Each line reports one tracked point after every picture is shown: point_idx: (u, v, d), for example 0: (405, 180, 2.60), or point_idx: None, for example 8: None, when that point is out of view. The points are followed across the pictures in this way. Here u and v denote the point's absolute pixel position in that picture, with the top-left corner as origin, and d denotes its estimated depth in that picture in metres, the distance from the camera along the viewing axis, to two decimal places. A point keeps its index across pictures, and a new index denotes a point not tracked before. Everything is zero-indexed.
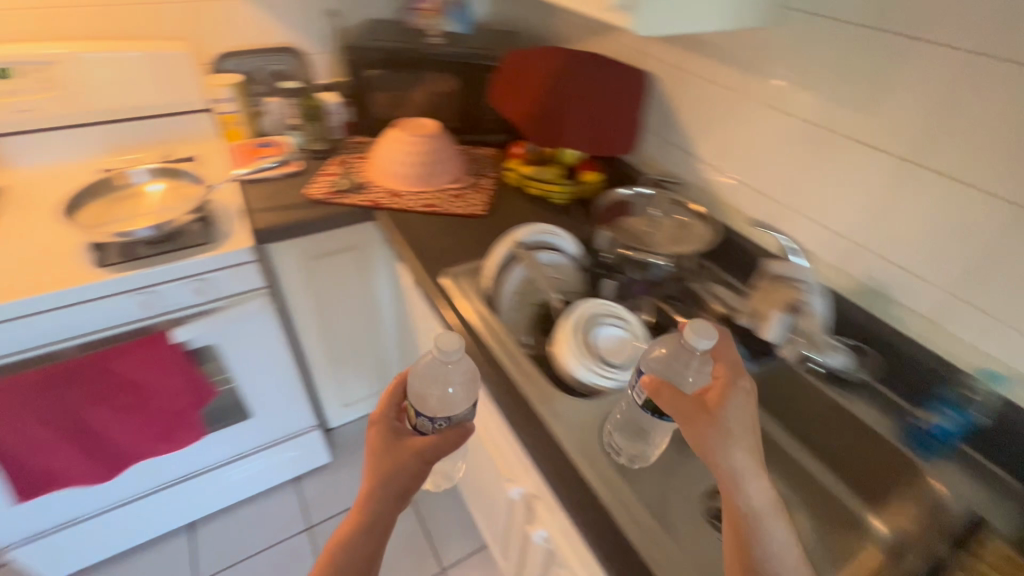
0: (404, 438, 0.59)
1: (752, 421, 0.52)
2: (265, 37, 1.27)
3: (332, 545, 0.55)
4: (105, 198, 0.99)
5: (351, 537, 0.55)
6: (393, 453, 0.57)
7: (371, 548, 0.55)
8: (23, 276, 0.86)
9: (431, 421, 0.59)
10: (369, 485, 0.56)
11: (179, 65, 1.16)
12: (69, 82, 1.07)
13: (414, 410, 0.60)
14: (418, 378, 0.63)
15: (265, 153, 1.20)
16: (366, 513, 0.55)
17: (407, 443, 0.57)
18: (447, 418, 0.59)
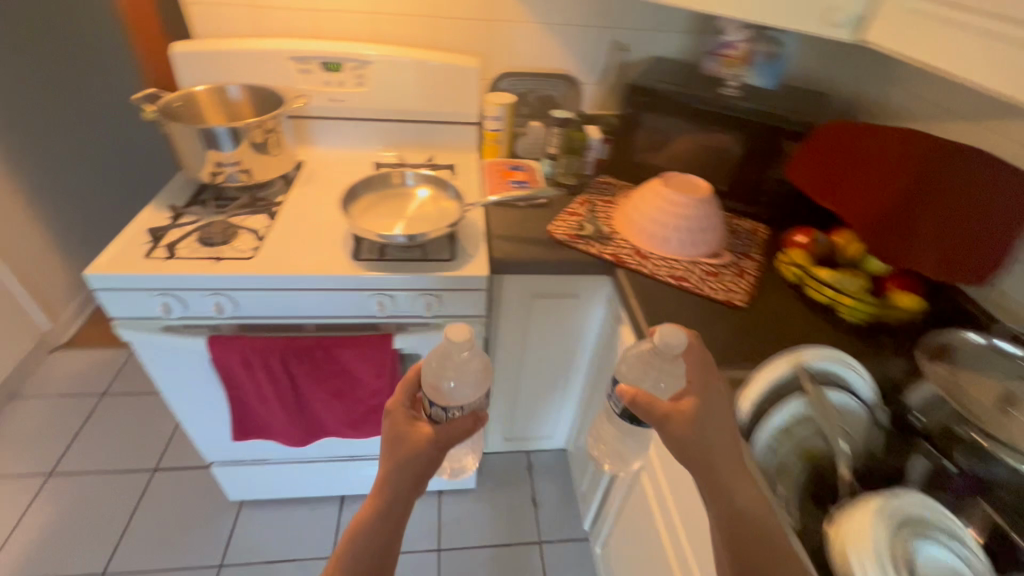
0: (414, 432, 0.59)
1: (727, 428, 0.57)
2: (547, 62, 1.26)
3: (348, 535, 0.57)
4: (378, 195, 1.03)
5: (370, 529, 0.56)
6: (402, 446, 0.58)
7: (389, 537, 0.57)
8: (299, 252, 0.94)
9: (444, 411, 0.60)
10: (388, 477, 0.58)
11: (466, 79, 1.19)
12: (376, 81, 1.16)
13: (427, 399, 0.61)
14: (428, 371, 0.63)
15: (517, 177, 1.18)
16: (377, 508, 0.57)
17: (410, 423, 0.59)
18: (459, 407, 0.60)
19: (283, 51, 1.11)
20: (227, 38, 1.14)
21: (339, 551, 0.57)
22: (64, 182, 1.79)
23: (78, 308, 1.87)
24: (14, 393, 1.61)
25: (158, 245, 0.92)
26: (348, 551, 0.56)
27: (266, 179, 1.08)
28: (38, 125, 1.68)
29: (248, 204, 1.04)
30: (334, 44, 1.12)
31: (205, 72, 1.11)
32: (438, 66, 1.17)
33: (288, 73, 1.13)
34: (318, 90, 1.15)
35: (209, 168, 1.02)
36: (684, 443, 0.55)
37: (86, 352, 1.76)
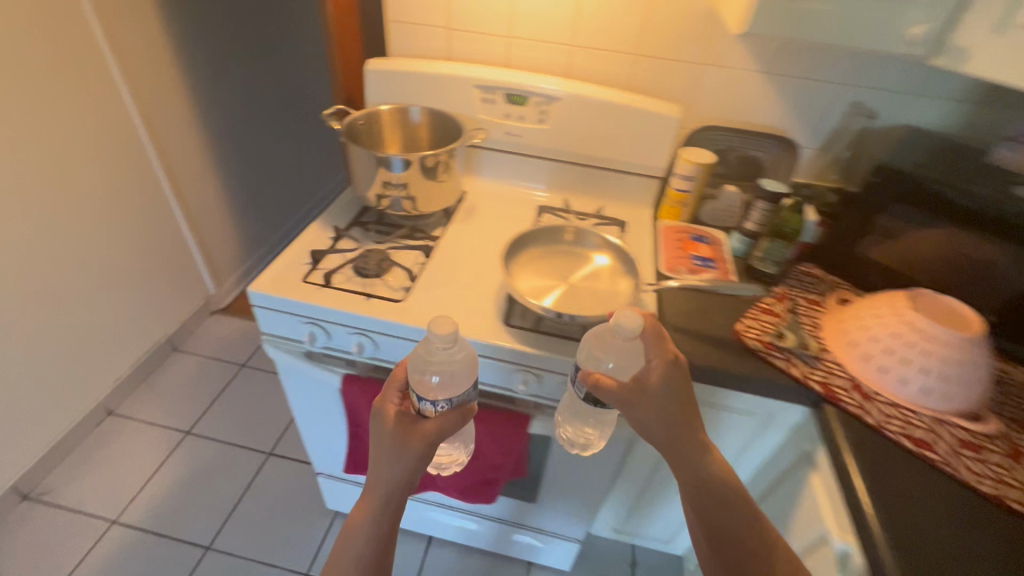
0: (401, 420, 0.62)
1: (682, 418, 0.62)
2: (759, 119, 1.07)
3: (348, 526, 0.62)
4: (542, 251, 0.91)
5: (371, 525, 0.61)
6: (388, 442, 0.61)
7: (388, 526, 0.62)
8: (450, 301, 0.86)
9: (434, 406, 0.61)
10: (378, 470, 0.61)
11: (660, 130, 1.04)
12: (561, 119, 1.05)
13: (416, 395, 0.62)
14: (413, 366, 0.64)
15: (701, 250, 0.99)
16: (371, 501, 0.62)
17: (397, 406, 0.63)
18: (448, 401, 0.61)
19: (470, 79, 1.05)
20: (418, 59, 1.12)
21: (343, 539, 0.62)
22: (248, 164, 1.96)
23: (239, 277, 2.03)
24: (174, 348, 1.77)
25: (317, 269, 0.90)
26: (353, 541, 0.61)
27: (429, 210, 1.02)
28: (240, 112, 1.87)
29: (408, 235, 0.99)
30: (523, 76, 1.04)
31: (391, 92, 1.09)
32: (634, 110, 1.02)
33: (470, 101, 1.07)
34: (497, 121, 1.07)
35: (375, 190, 0.98)
36: (647, 421, 0.63)
37: (236, 320, 1.91)
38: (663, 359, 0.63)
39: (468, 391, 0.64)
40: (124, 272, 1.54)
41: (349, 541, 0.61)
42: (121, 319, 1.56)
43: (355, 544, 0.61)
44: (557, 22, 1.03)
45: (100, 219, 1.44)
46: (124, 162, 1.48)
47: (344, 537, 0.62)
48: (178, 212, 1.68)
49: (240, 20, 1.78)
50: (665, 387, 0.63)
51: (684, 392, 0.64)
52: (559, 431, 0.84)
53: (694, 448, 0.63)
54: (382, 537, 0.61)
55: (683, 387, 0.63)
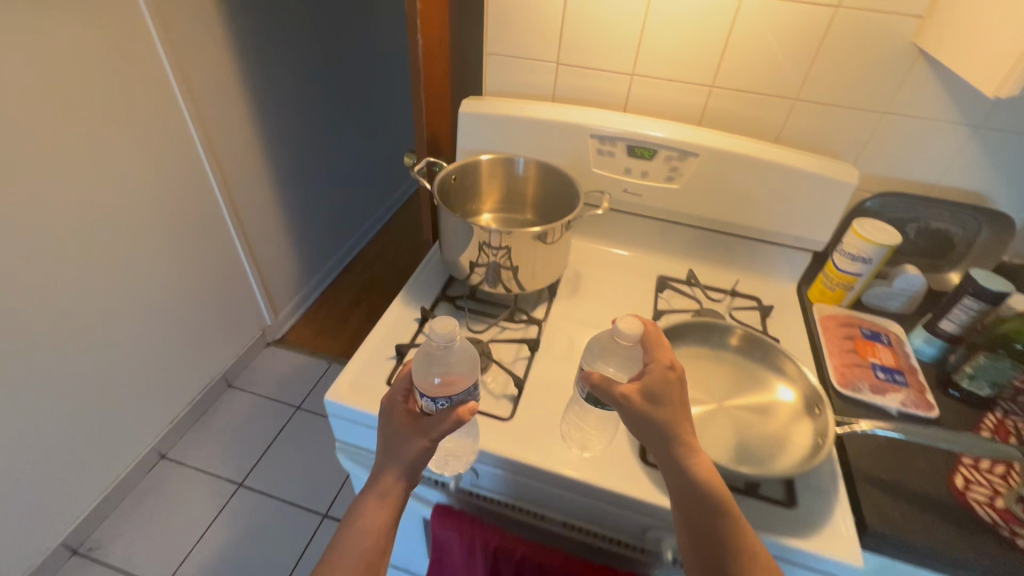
0: (401, 419, 0.57)
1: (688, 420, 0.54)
2: (949, 183, 0.85)
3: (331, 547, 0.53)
4: (683, 357, 0.72)
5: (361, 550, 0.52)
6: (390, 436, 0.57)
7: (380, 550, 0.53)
8: (568, 420, 0.69)
9: (434, 402, 0.56)
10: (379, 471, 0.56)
11: (827, 199, 0.82)
12: (698, 179, 0.85)
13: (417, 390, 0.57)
14: (419, 364, 0.61)
15: (879, 353, 0.77)
16: (356, 512, 0.54)
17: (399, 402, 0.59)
18: (448, 398, 0.56)
19: (586, 128, 0.86)
20: (519, 99, 0.95)
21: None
22: (310, 189, 1.85)
23: (295, 307, 1.92)
24: (228, 385, 1.68)
25: (403, 366, 0.74)
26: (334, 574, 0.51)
27: (534, 288, 0.84)
28: (306, 134, 1.76)
29: (508, 318, 0.82)
30: (653, 125, 0.85)
31: (487, 139, 0.92)
32: (799, 173, 0.81)
33: (584, 154, 0.89)
34: (615, 177, 0.89)
35: (470, 262, 0.82)
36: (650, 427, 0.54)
37: (292, 354, 1.81)
38: (663, 366, 0.56)
39: (467, 390, 0.58)
40: (184, 311, 1.44)
41: (326, 573, 0.51)
42: (177, 360, 1.46)
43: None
44: (699, 60, 0.85)
45: (164, 258, 1.33)
46: (190, 196, 1.37)
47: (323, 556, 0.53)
48: (239, 245, 1.58)
49: (309, 38, 1.67)
50: (661, 391, 0.55)
51: (679, 399, 0.56)
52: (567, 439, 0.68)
53: (677, 457, 0.53)
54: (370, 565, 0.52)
55: (679, 393, 0.56)
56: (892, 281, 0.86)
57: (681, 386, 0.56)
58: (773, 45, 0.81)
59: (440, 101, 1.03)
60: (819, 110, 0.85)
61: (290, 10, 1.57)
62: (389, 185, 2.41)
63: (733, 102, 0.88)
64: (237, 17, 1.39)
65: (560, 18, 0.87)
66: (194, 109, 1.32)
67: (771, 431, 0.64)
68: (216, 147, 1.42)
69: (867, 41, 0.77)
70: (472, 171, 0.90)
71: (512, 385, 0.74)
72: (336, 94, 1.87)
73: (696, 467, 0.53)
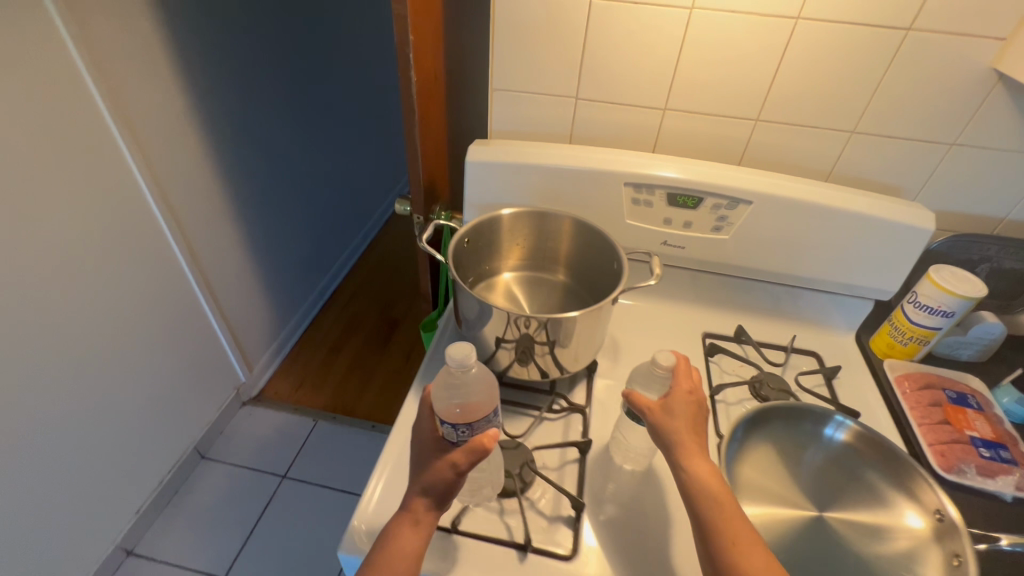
0: (426, 445, 0.56)
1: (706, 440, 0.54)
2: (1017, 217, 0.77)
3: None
4: (768, 455, 0.61)
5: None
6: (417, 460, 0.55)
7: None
8: (641, 548, 0.57)
9: (457, 428, 0.54)
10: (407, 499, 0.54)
11: (890, 243, 0.74)
12: (749, 229, 0.76)
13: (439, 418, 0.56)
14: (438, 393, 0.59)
15: (974, 422, 0.68)
16: (386, 542, 0.52)
17: (422, 428, 0.57)
18: (469, 425, 0.54)
19: (620, 176, 0.75)
20: (533, 142, 0.83)
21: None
22: (281, 228, 1.67)
23: (271, 357, 1.72)
24: (201, 457, 1.48)
25: None
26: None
27: (573, 370, 0.71)
28: (275, 168, 1.58)
29: (546, 411, 0.69)
30: (696, 169, 0.74)
31: (502, 191, 0.79)
32: (866, 217, 0.72)
33: (616, 204, 0.77)
34: (653, 229, 0.78)
35: (496, 342, 0.69)
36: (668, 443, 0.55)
37: (271, 413, 1.62)
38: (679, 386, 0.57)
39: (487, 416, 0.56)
40: (149, 385, 1.24)
41: None
42: (141, 441, 1.26)
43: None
44: (744, 93, 0.74)
45: (123, 329, 1.14)
46: (152, 255, 1.18)
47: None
48: (207, 302, 1.38)
49: (278, 65, 1.50)
50: (674, 408, 0.55)
51: (693, 415, 0.56)
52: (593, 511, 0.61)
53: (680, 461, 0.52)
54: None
55: (693, 410, 0.56)
56: (966, 330, 0.77)
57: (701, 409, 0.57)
58: (830, 75, 0.70)
59: (434, 144, 0.90)
60: (878, 144, 0.75)
61: (260, 36, 1.40)
62: (365, 213, 2.24)
63: (781, 138, 0.77)
64: (201, 48, 1.22)
65: (579, 49, 0.75)
66: (153, 156, 1.14)
67: (893, 552, 0.53)
68: (180, 197, 1.23)
69: (940, 69, 0.67)
70: (496, 229, 0.77)
71: (567, 503, 0.61)
72: (308, 123, 1.70)
73: (698, 474, 0.51)
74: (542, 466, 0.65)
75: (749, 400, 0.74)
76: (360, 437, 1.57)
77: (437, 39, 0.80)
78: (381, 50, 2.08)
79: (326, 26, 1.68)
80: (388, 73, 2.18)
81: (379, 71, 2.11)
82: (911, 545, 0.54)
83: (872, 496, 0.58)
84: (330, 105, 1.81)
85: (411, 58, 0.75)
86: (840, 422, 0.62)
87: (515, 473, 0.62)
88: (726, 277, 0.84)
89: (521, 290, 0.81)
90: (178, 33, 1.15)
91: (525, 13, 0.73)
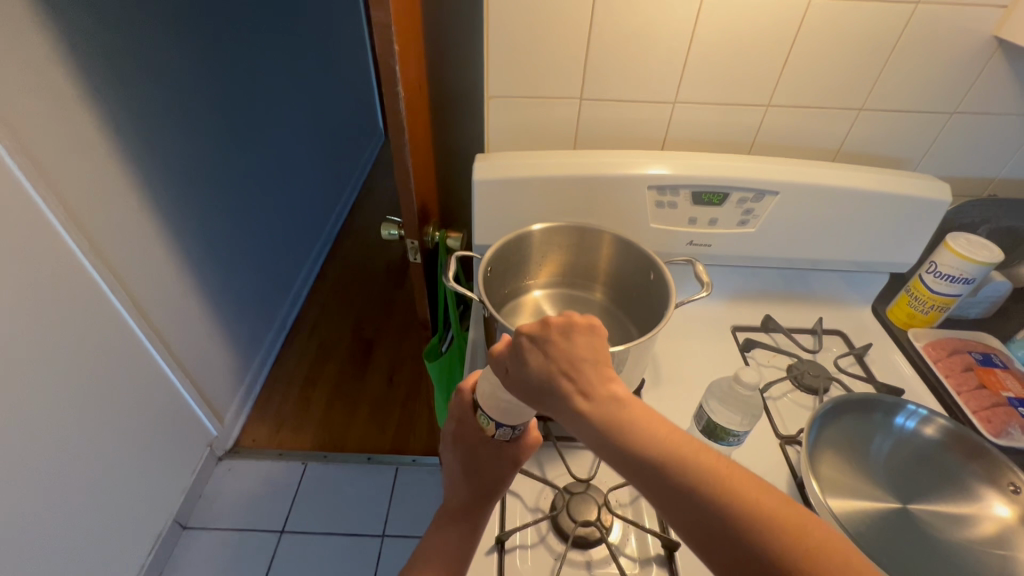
0: (478, 440, 0.53)
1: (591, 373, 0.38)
2: (1005, 176, 0.81)
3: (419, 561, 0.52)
4: (846, 452, 0.60)
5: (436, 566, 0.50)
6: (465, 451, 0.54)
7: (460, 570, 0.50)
8: None
9: (513, 429, 0.49)
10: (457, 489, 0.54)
11: (912, 217, 0.74)
12: (775, 219, 0.74)
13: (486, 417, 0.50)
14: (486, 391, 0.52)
15: (1006, 382, 0.70)
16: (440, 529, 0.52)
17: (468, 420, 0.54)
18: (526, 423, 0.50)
19: (642, 179, 0.71)
20: (539, 151, 0.76)
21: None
22: (233, 261, 1.50)
23: (241, 403, 1.56)
24: (181, 528, 1.31)
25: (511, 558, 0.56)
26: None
27: None
28: (217, 194, 1.41)
29: None
30: (719, 166, 0.71)
31: (516, 207, 0.73)
32: (890, 194, 0.72)
33: (639, 209, 0.73)
34: (678, 231, 0.75)
35: None
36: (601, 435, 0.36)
37: (251, 463, 1.46)
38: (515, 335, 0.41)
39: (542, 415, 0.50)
40: (107, 464, 1.08)
41: None
42: (107, 528, 1.10)
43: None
44: (756, 80, 0.72)
45: (67, 408, 0.97)
46: (91, 316, 1.01)
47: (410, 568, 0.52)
48: (162, 357, 1.21)
49: (210, 82, 1.33)
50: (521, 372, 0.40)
51: (546, 361, 0.39)
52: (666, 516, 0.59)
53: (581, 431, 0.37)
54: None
55: (546, 353, 0.39)
56: (977, 291, 0.79)
57: (574, 335, 0.39)
58: (842, 54, 0.69)
59: (423, 161, 0.81)
60: (885, 119, 0.75)
61: (185, 49, 1.23)
62: (316, 229, 2.08)
63: (793, 121, 0.75)
64: (118, 69, 1.04)
65: (583, 48, 0.69)
66: (76, 202, 0.96)
67: (983, 536, 0.54)
68: (114, 243, 1.06)
69: (947, 41, 0.67)
70: (527, 248, 0.72)
71: (652, 541, 0.57)
72: (248, 142, 1.53)
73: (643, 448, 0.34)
74: (617, 504, 0.60)
75: (792, 391, 0.72)
76: (356, 473, 1.44)
77: (419, 44, 0.71)
78: (315, 53, 1.91)
79: (255, 32, 1.51)
80: (324, 77, 2.02)
81: (315, 76, 1.94)
82: (999, 527, 0.55)
83: (952, 484, 0.58)
84: (268, 119, 1.64)
85: (397, 73, 0.65)
86: (912, 410, 0.62)
87: (596, 521, 0.57)
88: (747, 267, 0.82)
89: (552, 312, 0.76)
90: (90, 54, 0.97)
91: (524, 10, 0.66)
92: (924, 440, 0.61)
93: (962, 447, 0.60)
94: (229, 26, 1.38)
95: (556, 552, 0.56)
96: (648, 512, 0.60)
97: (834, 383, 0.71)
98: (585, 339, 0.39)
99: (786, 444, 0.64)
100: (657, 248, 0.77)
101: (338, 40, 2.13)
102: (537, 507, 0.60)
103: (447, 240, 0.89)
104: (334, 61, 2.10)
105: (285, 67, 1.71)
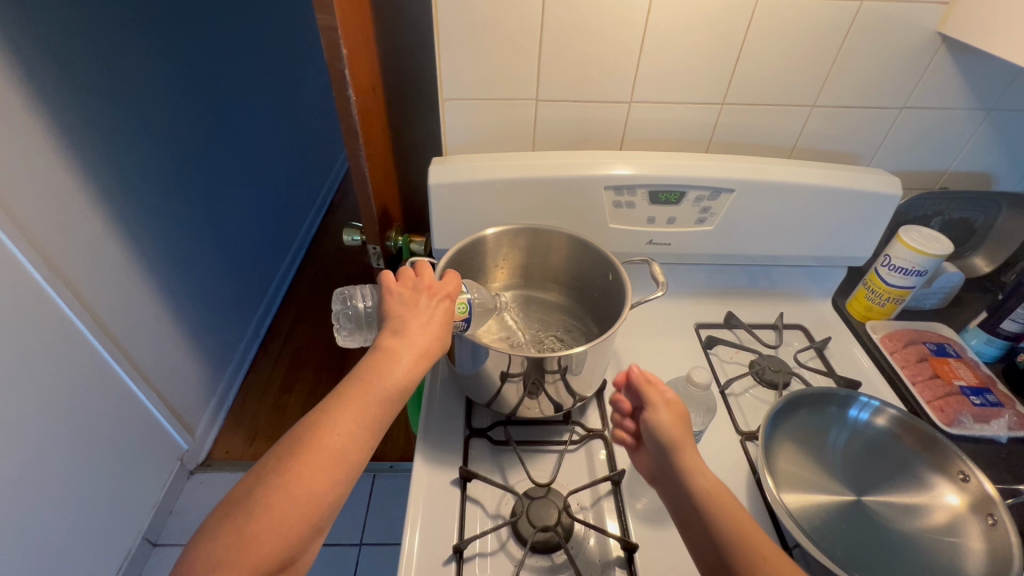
0: (451, 313, 0.53)
1: (665, 411, 0.52)
2: (955, 169, 0.82)
3: (303, 461, 0.41)
4: (802, 446, 0.61)
5: (320, 489, 0.41)
6: (427, 329, 0.50)
7: (322, 518, 0.41)
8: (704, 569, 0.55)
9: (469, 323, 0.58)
10: (386, 369, 0.46)
11: (866, 211, 0.75)
12: (734, 216, 0.74)
13: (466, 305, 0.57)
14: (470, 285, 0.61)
15: (959, 370, 0.72)
16: (392, 365, 0.47)
17: (426, 303, 0.52)
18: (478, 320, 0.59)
19: (602, 179, 0.70)
20: (497, 152, 0.76)
21: (265, 510, 0.39)
22: (200, 269, 1.47)
23: (213, 414, 1.52)
24: (152, 545, 1.28)
25: (467, 567, 0.55)
26: (282, 516, 0.39)
27: (588, 396, 0.66)
28: (180, 199, 1.37)
29: (569, 444, 0.65)
30: (675, 166, 0.71)
31: (475, 210, 0.72)
32: (844, 190, 0.72)
33: (597, 209, 0.73)
34: (637, 230, 0.75)
35: (501, 381, 0.62)
36: (667, 465, 0.49)
37: (224, 475, 1.42)
38: (659, 404, 0.53)
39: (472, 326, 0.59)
40: (70, 484, 1.04)
41: (348, 411, 0.44)
42: (70, 550, 1.06)
43: (278, 519, 0.39)
44: (709, 78, 0.72)
45: (22, 426, 0.93)
46: (48, 332, 0.97)
47: (267, 460, 0.42)
48: (125, 370, 1.17)
49: (172, 88, 1.30)
50: (658, 423, 0.51)
51: (669, 414, 0.52)
52: (629, 503, 0.60)
53: (661, 477, 0.50)
54: (309, 532, 0.41)
55: (669, 408, 0.53)
56: (932, 283, 0.80)
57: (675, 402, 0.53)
58: (795, 53, 0.69)
59: (382, 167, 0.79)
60: (838, 115, 0.76)
61: (144, 55, 1.19)
62: (289, 236, 2.04)
63: (749, 119, 0.76)
64: (72, 75, 1.01)
65: (537, 50, 0.68)
66: (28, 214, 0.93)
67: (934, 525, 0.55)
68: (68, 253, 1.01)
69: (894, 34, 0.68)
70: (483, 251, 0.73)
71: (614, 543, 0.57)
72: (212, 146, 1.50)
73: (712, 523, 0.44)
74: (578, 507, 0.60)
75: (754, 387, 0.72)
76: None
77: (371, 48, 0.70)
78: (282, 57, 1.88)
79: (219, 38, 1.49)
80: (292, 82, 1.99)
81: (283, 79, 1.91)
82: (949, 515, 0.56)
83: (912, 476, 0.59)
84: (234, 124, 1.60)
85: (347, 76, 0.63)
86: (865, 402, 0.63)
87: (555, 526, 0.56)
88: (709, 264, 0.83)
89: (517, 313, 0.81)
90: (38, 58, 0.94)
91: (475, 11, 0.65)
92: (896, 432, 0.62)
93: (929, 444, 0.60)
94: (190, 29, 1.35)
95: (515, 558, 0.56)
96: (610, 515, 0.60)
97: (795, 376, 0.72)
98: (676, 405, 0.53)
99: (746, 440, 0.65)
100: (618, 247, 0.77)
101: (309, 45, 2.11)
102: (497, 513, 0.60)
103: (409, 245, 0.88)
104: (303, 65, 2.08)
105: (250, 70, 1.67)
